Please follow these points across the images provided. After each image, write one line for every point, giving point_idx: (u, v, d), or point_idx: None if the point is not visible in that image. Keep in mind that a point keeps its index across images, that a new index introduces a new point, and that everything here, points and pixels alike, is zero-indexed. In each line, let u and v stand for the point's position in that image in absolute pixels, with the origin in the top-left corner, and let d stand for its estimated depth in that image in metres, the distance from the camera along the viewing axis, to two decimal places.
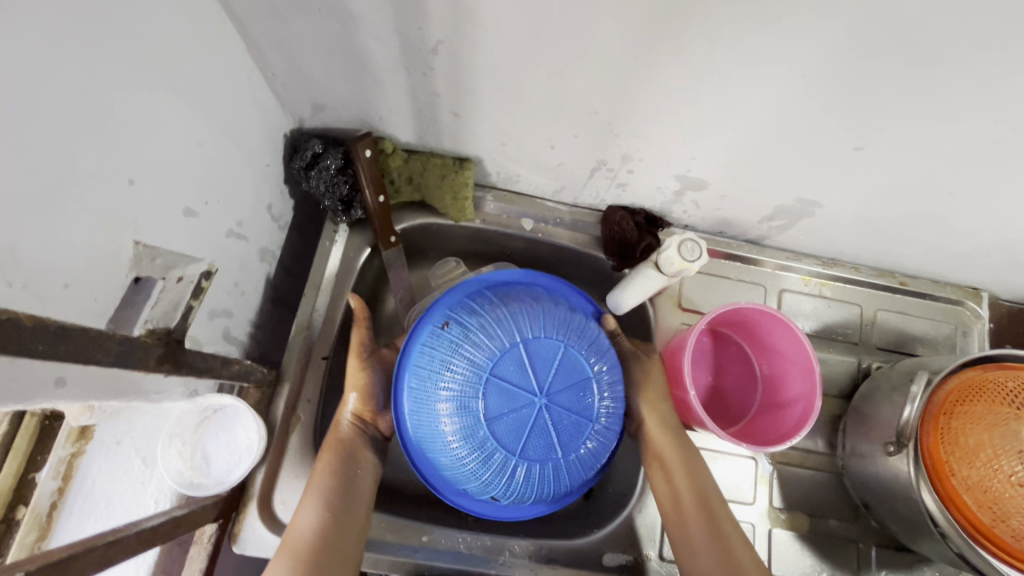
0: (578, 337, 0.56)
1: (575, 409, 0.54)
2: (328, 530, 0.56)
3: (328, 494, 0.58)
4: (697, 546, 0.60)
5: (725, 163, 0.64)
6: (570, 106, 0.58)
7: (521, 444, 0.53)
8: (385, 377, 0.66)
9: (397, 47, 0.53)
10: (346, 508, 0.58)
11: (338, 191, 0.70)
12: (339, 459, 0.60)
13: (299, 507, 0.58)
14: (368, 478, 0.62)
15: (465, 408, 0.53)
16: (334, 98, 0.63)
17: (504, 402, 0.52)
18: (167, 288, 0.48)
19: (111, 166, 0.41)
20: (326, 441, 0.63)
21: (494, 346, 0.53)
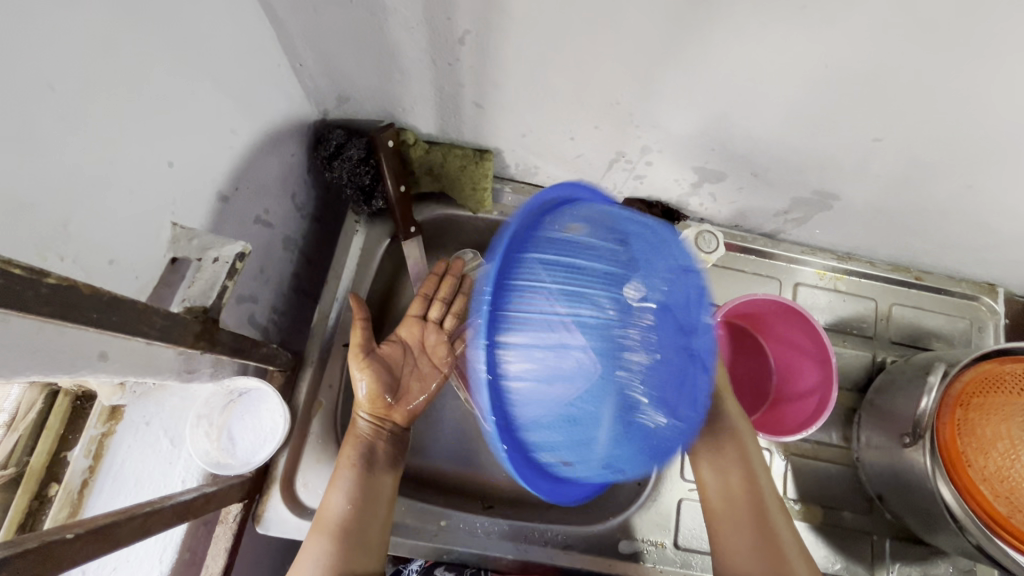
0: (681, 302, 0.51)
1: (675, 367, 0.50)
2: (353, 515, 0.56)
3: (353, 480, 0.59)
4: (742, 542, 0.58)
5: (744, 155, 0.65)
6: (592, 97, 0.59)
7: (607, 399, 0.47)
8: (391, 373, 0.65)
9: (425, 38, 0.54)
10: (370, 496, 0.59)
11: (360, 180, 0.72)
12: (359, 450, 0.61)
13: (328, 490, 0.59)
14: (391, 465, 0.62)
15: (556, 342, 0.47)
16: (360, 89, 0.64)
17: (598, 341, 0.48)
18: (203, 268, 0.47)
19: (153, 149, 0.42)
20: (349, 436, 0.63)
21: (600, 276, 0.49)
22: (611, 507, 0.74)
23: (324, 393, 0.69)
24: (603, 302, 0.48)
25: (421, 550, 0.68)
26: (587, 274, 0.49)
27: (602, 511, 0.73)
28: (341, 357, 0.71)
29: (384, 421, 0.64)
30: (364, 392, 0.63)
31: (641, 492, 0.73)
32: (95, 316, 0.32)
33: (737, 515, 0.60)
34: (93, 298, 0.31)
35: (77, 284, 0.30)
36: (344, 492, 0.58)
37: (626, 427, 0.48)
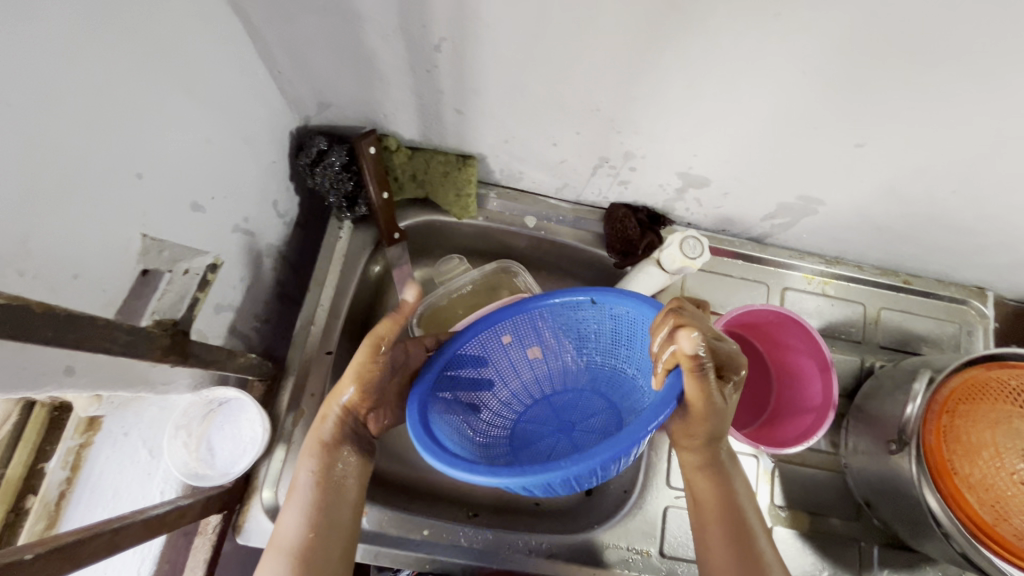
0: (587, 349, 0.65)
1: (574, 397, 0.66)
2: (313, 532, 0.55)
3: (311, 496, 0.57)
4: (714, 550, 0.56)
5: (727, 161, 0.64)
6: (573, 103, 0.58)
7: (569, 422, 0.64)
8: (387, 380, 0.62)
9: (401, 45, 0.53)
10: (331, 510, 0.57)
11: (343, 187, 0.71)
12: (322, 456, 0.58)
13: (282, 512, 0.57)
14: (353, 479, 0.59)
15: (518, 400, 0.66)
16: (340, 95, 0.63)
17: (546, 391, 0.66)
18: (174, 280, 0.49)
19: (120, 160, 0.41)
20: (311, 434, 0.60)
21: (543, 337, 0.65)
22: (596, 515, 0.73)
23: (305, 402, 0.68)
24: (574, 339, 0.65)
25: (404, 560, 0.67)
26: (547, 333, 0.65)
27: (587, 519, 0.73)
28: (324, 365, 0.70)
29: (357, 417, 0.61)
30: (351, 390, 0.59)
31: (627, 499, 0.73)
32: (51, 334, 0.31)
33: (710, 524, 0.57)
34: (45, 315, 0.31)
35: (29, 302, 0.30)
36: (300, 512, 0.55)
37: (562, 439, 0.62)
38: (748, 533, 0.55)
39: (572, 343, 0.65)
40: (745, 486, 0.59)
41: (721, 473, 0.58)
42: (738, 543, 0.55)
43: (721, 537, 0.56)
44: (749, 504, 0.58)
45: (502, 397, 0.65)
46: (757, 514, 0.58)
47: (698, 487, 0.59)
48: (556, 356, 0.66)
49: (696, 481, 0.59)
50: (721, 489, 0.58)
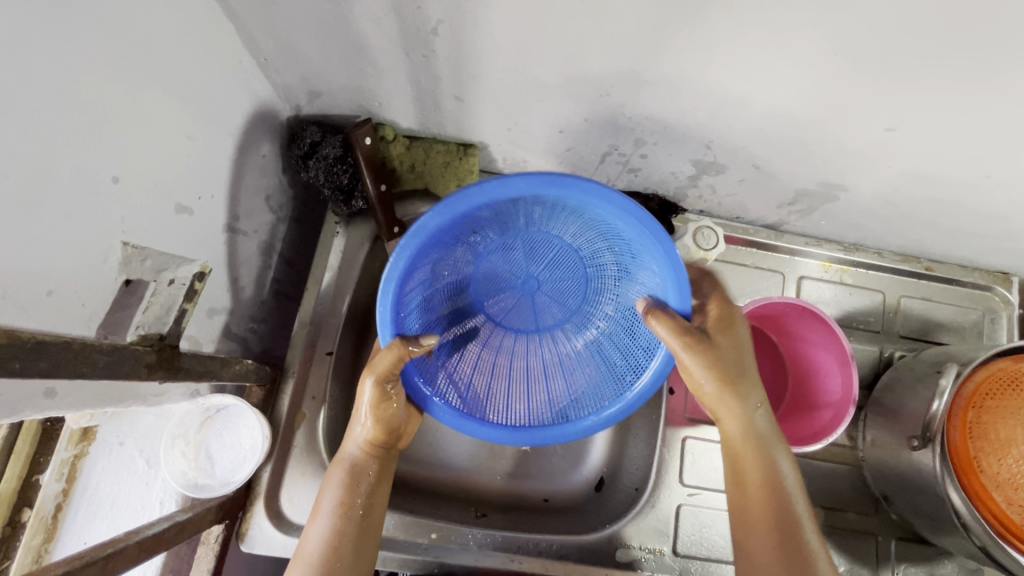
0: (547, 277, 0.65)
1: (556, 294, 0.66)
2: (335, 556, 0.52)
3: (337, 516, 0.54)
4: (750, 522, 0.54)
5: (746, 146, 0.60)
6: (580, 89, 0.55)
7: (540, 290, 0.65)
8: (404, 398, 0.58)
9: (394, 29, 0.49)
10: (355, 533, 0.54)
11: (338, 180, 0.68)
12: (348, 483, 0.56)
13: (309, 528, 0.54)
14: (380, 498, 0.58)
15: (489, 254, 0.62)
16: (331, 83, 0.59)
17: (512, 269, 0.65)
18: (159, 291, 0.46)
19: (91, 165, 0.38)
20: (335, 462, 0.58)
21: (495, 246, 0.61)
22: (608, 512, 0.72)
23: (306, 405, 0.66)
24: (514, 251, 0.63)
25: (413, 564, 0.66)
26: (500, 254, 0.63)
27: (598, 517, 0.72)
28: (325, 366, 0.68)
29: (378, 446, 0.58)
30: (369, 421, 0.57)
31: (638, 497, 0.71)
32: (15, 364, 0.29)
33: (747, 495, 0.55)
34: None
35: None
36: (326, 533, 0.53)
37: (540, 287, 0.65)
38: (786, 503, 0.53)
39: (517, 254, 0.63)
40: (791, 465, 0.56)
41: (760, 448, 0.56)
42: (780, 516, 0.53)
43: (761, 509, 0.54)
44: (791, 485, 0.55)
45: (498, 259, 0.63)
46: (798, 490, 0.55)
47: (737, 466, 0.57)
48: (502, 257, 0.63)
49: (733, 463, 0.57)
50: (760, 464, 0.55)
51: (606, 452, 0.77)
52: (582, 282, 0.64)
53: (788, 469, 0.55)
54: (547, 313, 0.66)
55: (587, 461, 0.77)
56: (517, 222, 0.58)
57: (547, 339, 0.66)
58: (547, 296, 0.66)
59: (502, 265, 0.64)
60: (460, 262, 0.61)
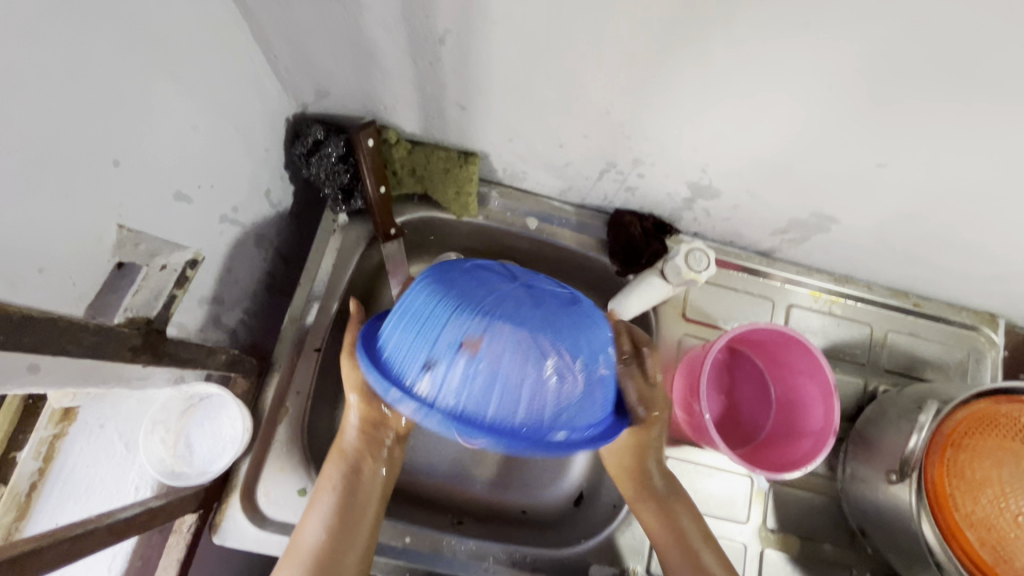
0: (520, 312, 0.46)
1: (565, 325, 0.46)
2: (327, 547, 0.55)
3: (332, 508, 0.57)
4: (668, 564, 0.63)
5: (741, 173, 0.61)
6: (581, 105, 0.56)
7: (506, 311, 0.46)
8: None
9: (403, 36, 0.51)
10: (352, 518, 0.57)
11: (339, 179, 0.69)
12: (344, 474, 0.59)
13: (305, 519, 0.57)
14: (376, 487, 0.60)
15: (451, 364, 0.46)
16: (339, 84, 0.61)
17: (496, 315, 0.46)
18: (149, 275, 0.47)
19: (95, 147, 0.39)
20: (333, 450, 0.61)
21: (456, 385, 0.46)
22: (585, 528, 0.72)
23: (291, 400, 0.66)
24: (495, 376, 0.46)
25: (384, 566, 0.66)
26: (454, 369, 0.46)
27: (575, 532, 0.71)
28: (312, 363, 0.68)
29: (375, 432, 0.60)
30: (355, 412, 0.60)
31: (616, 514, 0.71)
32: None
33: (660, 548, 0.63)
34: None
35: None
36: (322, 520, 0.56)
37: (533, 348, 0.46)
38: (692, 547, 0.62)
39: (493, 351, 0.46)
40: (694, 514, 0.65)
41: (665, 507, 0.64)
42: (690, 560, 0.61)
43: (676, 556, 0.62)
44: (694, 531, 0.63)
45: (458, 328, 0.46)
46: (703, 532, 0.63)
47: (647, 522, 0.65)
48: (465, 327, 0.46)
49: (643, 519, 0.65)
50: (665, 519, 0.64)
51: (587, 467, 0.77)
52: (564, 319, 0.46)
53: (690, 524, 0.63)
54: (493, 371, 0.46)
55: (568, 476, 0.77)
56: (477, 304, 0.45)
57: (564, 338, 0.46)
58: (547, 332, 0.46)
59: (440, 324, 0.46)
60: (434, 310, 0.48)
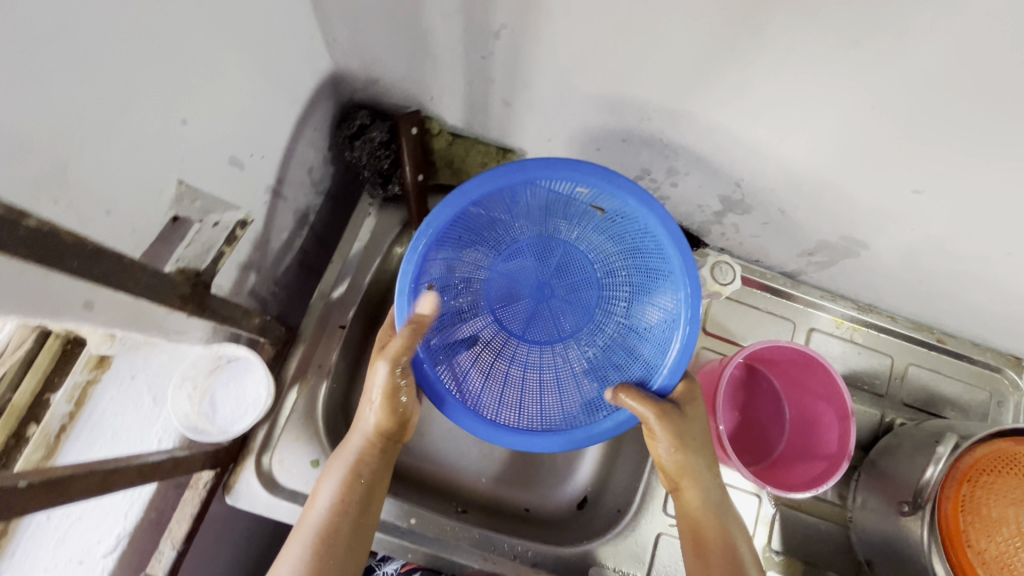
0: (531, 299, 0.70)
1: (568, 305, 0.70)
2: (329, 534, 0.54)
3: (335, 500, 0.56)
4: None
5: (774, 190, 0.62)
6: (623, 109, 0.57)
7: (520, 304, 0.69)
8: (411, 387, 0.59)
9: (459, 29, 0.53)
10: (357, 510, 0.56)
11: (379, 164, 0.71)
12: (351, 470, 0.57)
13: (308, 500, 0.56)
14: (381, 486, 0.59)
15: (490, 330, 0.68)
16: (390, 72, 0.63)
17: (515, 302, 0.70)
18: (202, 230, 0.49)
19: (167, 103, 0.41)
20: (338, 449, 0.59)
21: (497, 336, 0.68)
22: (588, 529, 0.72)
23: (313, 372, 0.68)
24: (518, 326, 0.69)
25: (387, 545, 0.66)
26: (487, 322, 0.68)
27: (578, 533, 0.71)
28: (336, 339, 0.70)
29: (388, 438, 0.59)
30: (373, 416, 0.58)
31: (619, 519, 0.71)
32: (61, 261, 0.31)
33: (710, 564, 0.56)
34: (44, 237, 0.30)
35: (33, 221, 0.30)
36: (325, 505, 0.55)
37: (541, 328, 0.69)
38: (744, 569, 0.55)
39: (517, 317, 0.69)
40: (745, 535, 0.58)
41: (719, 519, 0.58)
42: None
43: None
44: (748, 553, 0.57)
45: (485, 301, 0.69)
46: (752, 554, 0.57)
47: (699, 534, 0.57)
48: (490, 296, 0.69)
49: (691, 530, 0.58)
50: (719, 531, 0.57)
51: (594, 470, 0.77)
52: (590, 302, 0.69)
53: (744, 542, 0.57)
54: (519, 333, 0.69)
55: (575, 477, 0.77)
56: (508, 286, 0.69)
57: (567, 341, 0.69)
58: (552, 318, 0.70)
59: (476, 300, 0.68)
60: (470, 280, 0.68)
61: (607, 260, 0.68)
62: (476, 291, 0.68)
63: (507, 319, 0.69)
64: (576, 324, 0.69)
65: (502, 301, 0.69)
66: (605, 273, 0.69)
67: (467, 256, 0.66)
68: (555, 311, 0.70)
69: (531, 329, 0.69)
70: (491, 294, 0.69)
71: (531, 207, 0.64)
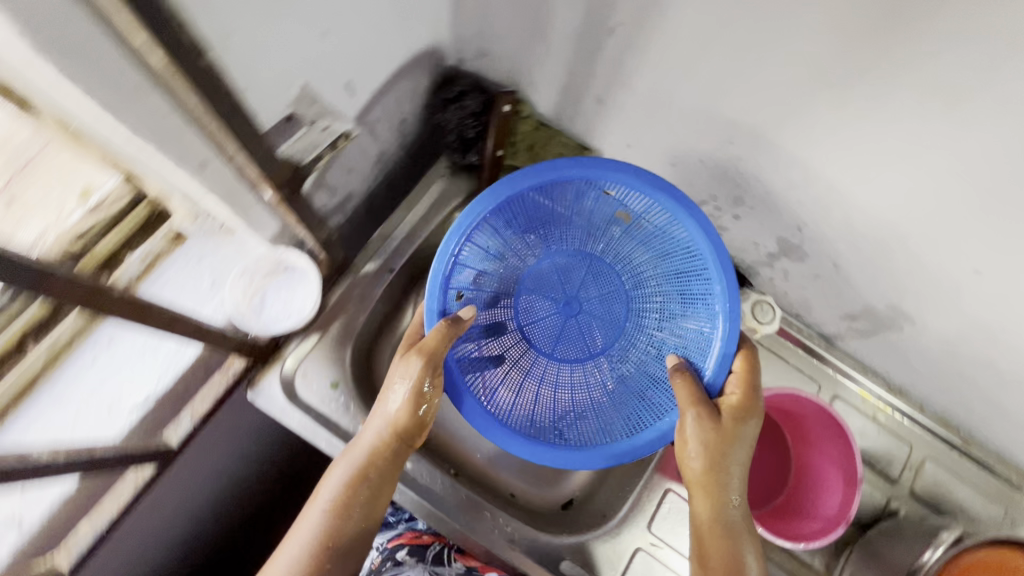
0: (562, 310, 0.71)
1: (600, 318, 0.71)
2: (335, 518, 0.57)
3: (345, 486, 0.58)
4: None
5: (833, 243, 0.63)
6: (708, 129, 0.60)
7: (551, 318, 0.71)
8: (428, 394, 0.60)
9: (579, 19, 0.57)
10: (362, 506, 0.58)
11: (465, 131, 0.77)
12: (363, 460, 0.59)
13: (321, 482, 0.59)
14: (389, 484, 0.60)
15: (521, 348, 0.70)
16: (503, 48, 0.68)
17: (547, 314, 0.71)
18: (310, 131, 0.54)
19: (320, 14, 0.46)
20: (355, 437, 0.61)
21: (529, 352, 0.70)
22: (570, 525, 0.72)
23: (355, 301, 0.72)
24: (552, 343, 0.70)
25: None
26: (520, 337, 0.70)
27: (560, 526, 0.72)
28: (382, 279, 0.74)
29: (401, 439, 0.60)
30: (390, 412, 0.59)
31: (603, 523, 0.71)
32: None
33: None
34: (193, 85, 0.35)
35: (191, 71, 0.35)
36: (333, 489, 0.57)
37: (572, 346, 0.70)
38: None
39: (549, 333, 0.71)
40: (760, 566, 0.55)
41: (732, 537, 0.56)
42: None
43: None
44: None
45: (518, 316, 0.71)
46: None
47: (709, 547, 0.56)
48: (525, 309, 0.71)
49: (702, 541, 0.56)
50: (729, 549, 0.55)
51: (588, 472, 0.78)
52: (624, 305, 0.70)
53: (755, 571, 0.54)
54: (551, 352, 0.70)
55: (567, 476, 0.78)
56: (542, 292, 0.71)
57: (602, 359, 0.70)
58: (584, 332, 0.71)
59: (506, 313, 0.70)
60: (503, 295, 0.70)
61: (639, 271, 0.69)
62: (508, 302, 0.70)
63: (541, 331, 0.71)
64: (612, 342, 0.70)
65: (536, 312, 0.71)
66: (634, 285, 0.70)
67: (495, 268, 0.68)
68: (589, 326, 0.71)
69: (562, 345, 0.70)
70: (522, 305, 0.71)
71: (563, 212, 0.68)
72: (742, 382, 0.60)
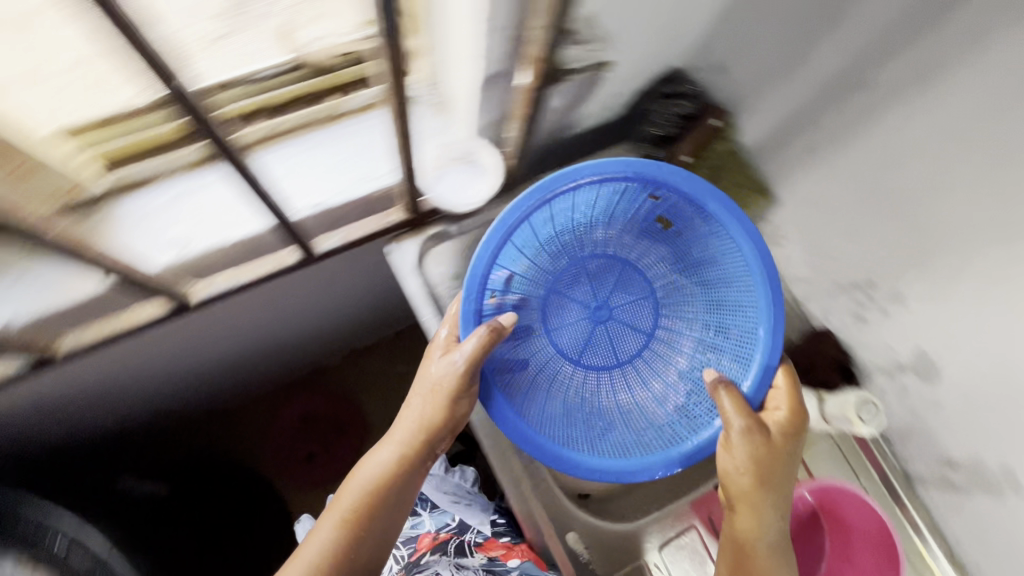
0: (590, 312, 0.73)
1: (627, 322, 0.73)
2: (361, 512, 0.59)
3: (375, 484, 0.60)
4: None
5: (975, 377, 0.61)
6: (905, 213, 0.62)
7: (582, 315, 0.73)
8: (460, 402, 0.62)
9: (839, 63, 0.62)
10: (385, 504, 0.60)
11: (667, 129, 0.80)
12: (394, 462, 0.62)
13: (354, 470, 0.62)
14: (413, 487, 0.63)
15: (549, 352, 0.71)
16: (745, 70, 0.74)
17: (577, 312, 0.73)
18: (585, 49, 0.63)
19: None
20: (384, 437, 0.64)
21: (561, 359, 0.71)
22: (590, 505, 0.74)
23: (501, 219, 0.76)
24: (583, 348, 0.72)
25: None
26: (550, 337, 0.71)
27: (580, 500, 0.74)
28: None
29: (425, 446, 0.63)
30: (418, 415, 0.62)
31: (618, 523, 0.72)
32: None
33: None
34: None
35: None
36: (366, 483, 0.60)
37: (596, 349, 0.72)
38: None
39: (581, 339, 0.72)
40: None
41: (770, 553, 0.58)
42: None
43: None
44: None
45: (551, 314, 0.72)
46: None
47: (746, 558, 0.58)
48: (561, 306, 0.72)
49: (740, 551, 0.58)
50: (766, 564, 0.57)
51: None
52: (653, 312, 0.73)
53: None
54: (582, 360, 0.71)
55: None
56: (580, 296, 0.73)
57: (630, 364, 0.72)
58: (613, 339, 0.73)
59: (538, 305, 0.71)
60: (538, 288, 0.71)
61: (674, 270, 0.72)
62: (541, 297, 0.71)
63: (575, 331, 0.72)
64: (636, 352, 0.72)
65: (572, 312, 0.73)
66: (668, 288, 0.73)
67: (526, 269, 0.69)
68: (617, 327, 0.73)
69: (590, 350, 0.72)
70: (554, 299, 0.72)
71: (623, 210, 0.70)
72: (790, 398, 0.61)
